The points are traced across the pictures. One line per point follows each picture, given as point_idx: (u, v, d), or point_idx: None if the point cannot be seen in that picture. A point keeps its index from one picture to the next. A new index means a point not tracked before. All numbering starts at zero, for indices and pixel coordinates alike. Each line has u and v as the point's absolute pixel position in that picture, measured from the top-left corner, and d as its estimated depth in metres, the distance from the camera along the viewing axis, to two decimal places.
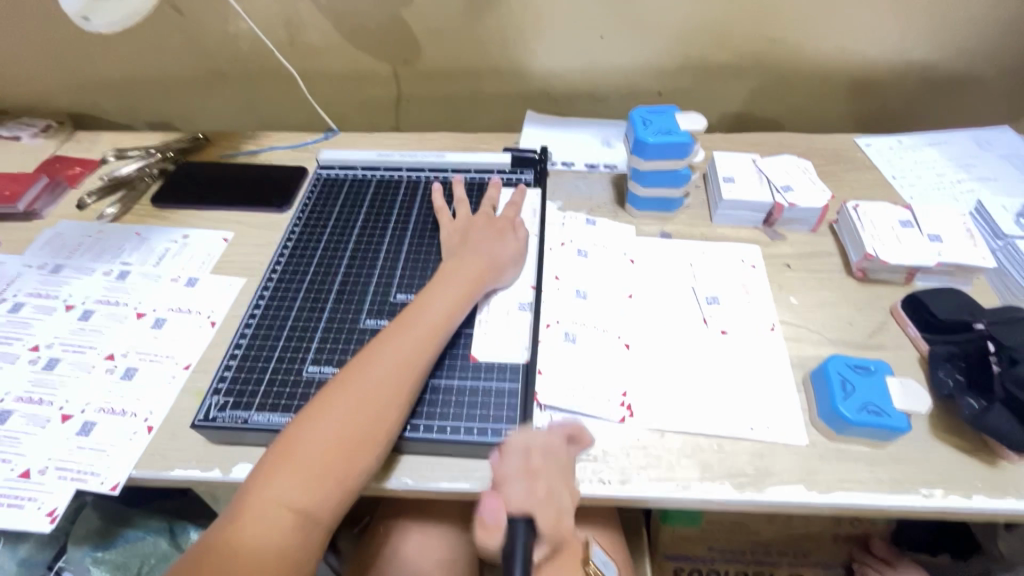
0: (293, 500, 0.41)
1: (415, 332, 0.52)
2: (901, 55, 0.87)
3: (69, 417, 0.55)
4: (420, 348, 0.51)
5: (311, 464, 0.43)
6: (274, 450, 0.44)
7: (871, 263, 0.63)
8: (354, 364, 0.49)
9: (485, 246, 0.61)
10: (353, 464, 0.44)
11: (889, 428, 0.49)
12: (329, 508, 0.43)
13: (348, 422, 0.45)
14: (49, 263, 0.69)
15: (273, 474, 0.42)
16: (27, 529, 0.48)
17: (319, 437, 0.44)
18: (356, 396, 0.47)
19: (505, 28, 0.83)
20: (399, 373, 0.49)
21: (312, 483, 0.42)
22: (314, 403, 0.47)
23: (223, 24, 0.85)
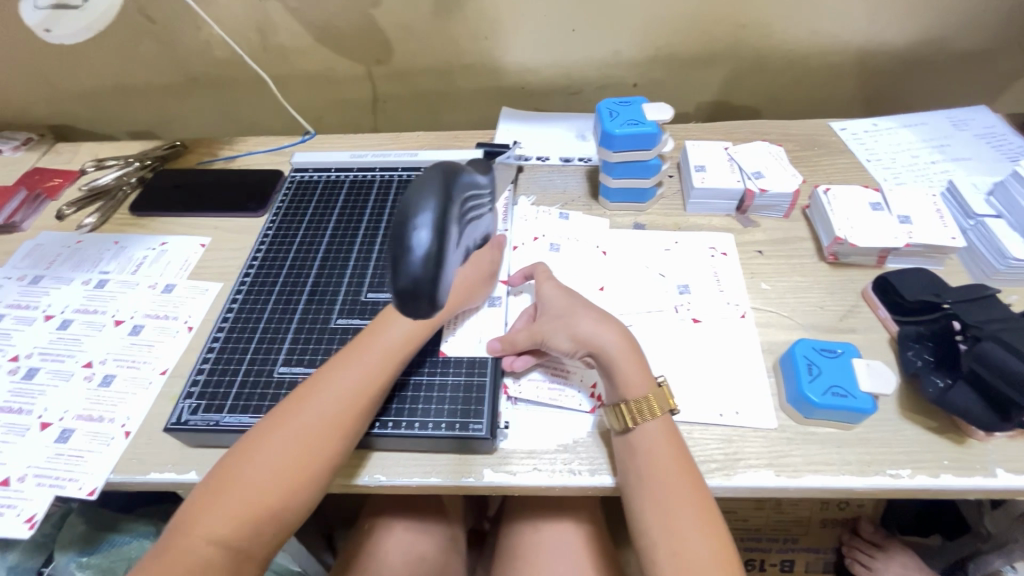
0: (223, 536, 0.42)
1: (367, 361, 0.50)
2: (876, 36, 0.87)
3: (48, 425, 0.55)
4: (371, 380, 0.50)
5: (245, 499, 0.43)
6: (211, 479, 0.44)
7: (841, 246, 0.63)
8: (300, 396, 0.48)
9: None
10: (288, 500, 0.44)
11: (854, 411, 0.49)
12: (261, 542, 0.44)
13: (286, 458, 0.45)
14: (29, 274, 0.70)
15: (207, 506, 0.43)
16: (7, 536, 0.49)
17: (256, 472, 0.44)
18: (298, 433, 0.46)
19: (476, 24, 0.83)
20: (349, 407, 0.48)
21: (244, 519, 0.43)
22: (256, 431, 0.47)
23: (195, 31, 0.85)
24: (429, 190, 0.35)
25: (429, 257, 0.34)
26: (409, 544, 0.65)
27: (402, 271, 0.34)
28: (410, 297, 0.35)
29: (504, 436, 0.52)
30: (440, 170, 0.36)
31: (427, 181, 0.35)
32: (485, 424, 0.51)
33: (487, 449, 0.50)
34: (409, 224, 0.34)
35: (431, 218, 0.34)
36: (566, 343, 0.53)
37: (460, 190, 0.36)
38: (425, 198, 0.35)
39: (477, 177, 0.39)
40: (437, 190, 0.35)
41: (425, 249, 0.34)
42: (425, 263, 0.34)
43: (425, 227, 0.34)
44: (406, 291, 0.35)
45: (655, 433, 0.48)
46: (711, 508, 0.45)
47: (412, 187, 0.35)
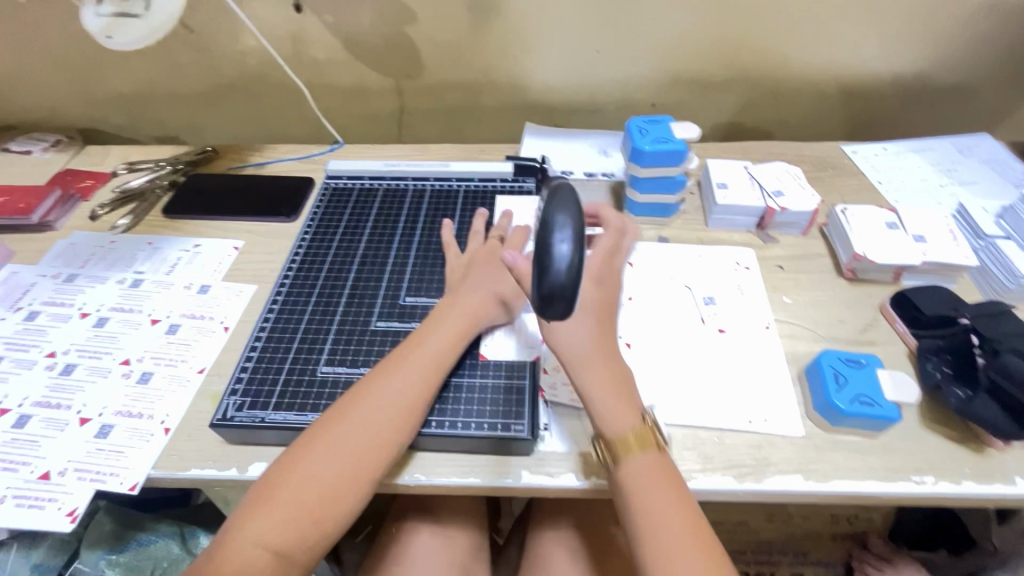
0: (270, 541, 0.42)
1: (410, 371, 0.51)
2: (885, 66, 0.91)
3: (88, 420, 0.56)
4: (415, 390, 0.50)
5: (290, 506, 0.43)
6: (257, 489, 0.45)
7: (860, 262, 0.66)
8: (346, 404, 0.49)
9: (489, 285, 0.59)
10: (332, 508, 0.45)
11: (880, 418, 0.51)
12: (305, 551, 0.43)
13: (336, 464, 0.46)
14: (63, 272, 0.71)
15: (253, 513, 0.43)
16: (47, 529, 0.49)
17: (303, 479, 0.45)
18: (344, 440, 0.47)
19: (505, 42, 0.87)
20: (390, 417, 0.48)
21: (289, 526, 0.43)
22: (302, 440, 0.47)
23: (232, 40, 0.88)
24: (566, 210, 0.42)
25: (572, 267, 0.40)
26: (431, 547, 0.65)
27: (547, 277, 0.40)
28: (550, 301, 0.40)
29: (542, 439, 0.53)
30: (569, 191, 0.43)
31: (564, 201, 0.42)
32: (525, 425, 0.52)
33: (529, 450, 0.52)
34: (553, 238, 0.40)
35: (570, 234, 0.41)
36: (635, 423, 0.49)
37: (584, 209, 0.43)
38: (562, 217, 0.41)
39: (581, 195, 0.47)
40: (573, 210, 0.42)
41: (566, 259, 0.40)
42: (568, 271, 0.40)
43: (566, 241, 0.40)
44: (551, 295, 0.40)
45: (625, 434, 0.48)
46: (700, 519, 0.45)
47: (550, 207, 0.42)
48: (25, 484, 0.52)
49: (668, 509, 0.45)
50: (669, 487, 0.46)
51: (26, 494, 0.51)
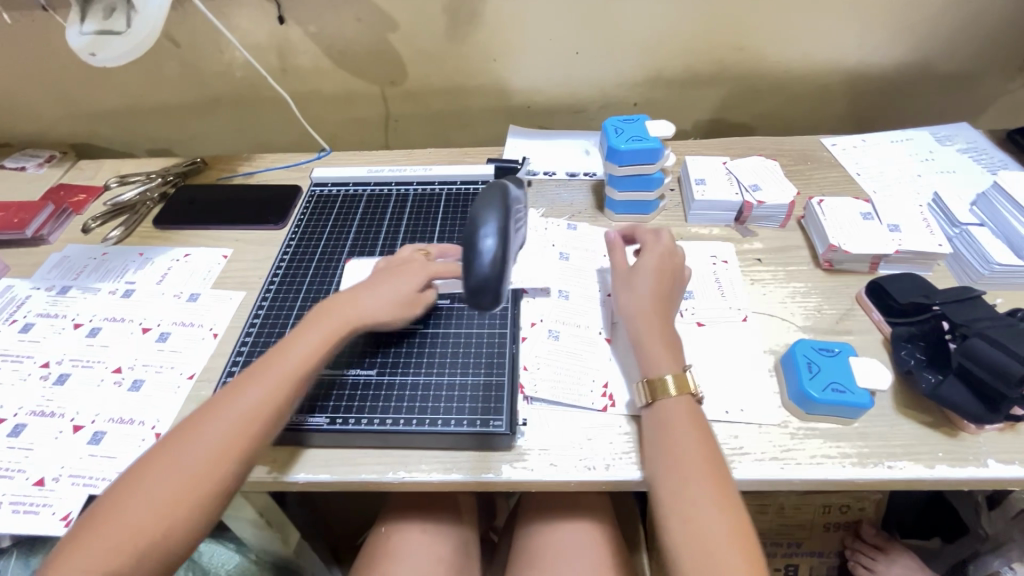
0: (93, 571, 0.40)
1: (254, 388, 0.49)
2: (862, 58, 0.92)
3: (80, 427, 0.57)
4: (256, 408, 0.48)
5: (157, 496, 0.43)
6: (121, 481, 0.44)
7: (836, 253, 0.67)
8: (186, 426, 0.47)
9: (364, 294, 0.56)
10: (163, 535, 0.42)
11: (852, 405, 0.52)
12: (174, 538, 0.43)
13: (200, 453, 0.45)
14: (56, 284, 0.73)
15: (115, 505, 0.43)
16: (43, 533, 0.50)
17: (142, 502, 0.43)
18: (212, 430, 0.46)
19: (486, 47, 0.88)
20: (263, 405, 0.48)
21: (158, 515, 0.42)
22: (172, 434, 0.46)
23: (218, 53, 0.89)
24: (492, 208, 0.48)
25: (495, 258, 0.46)
26: (422, 545, 0.66)
27: (474, 270, 0.46)
28: (479, 293, 0.46)
29: (522, 434, 0.54)
30: (497, 197, 0.50)
31: (490, 203, 0.48)
32: (504, 421, 0.53)
33: (509, 444, 0.53)
34: (479, 235, 0.46)
35: (495, 230, 0.47)
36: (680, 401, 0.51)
37: (511, 207, 0.49)
38: (488, 217, 0.47)
39: (519, 198, 0.52)
40: (498, 209, 0.48)
41: (491, 252, 0.46)
42: (491, 262, 0.46)
43: (490, 237, 0.46)
44: (478, 287, 0.46)
45: (678, 409, 0.51)
46: (735, 504, 0.45)
47: (479, 208, 0.48)
48: (21, 490, 0.53)
49: (705, 485, 0.46)
50: (709, 465, 0.47)
51: (23, 499, 0.52)
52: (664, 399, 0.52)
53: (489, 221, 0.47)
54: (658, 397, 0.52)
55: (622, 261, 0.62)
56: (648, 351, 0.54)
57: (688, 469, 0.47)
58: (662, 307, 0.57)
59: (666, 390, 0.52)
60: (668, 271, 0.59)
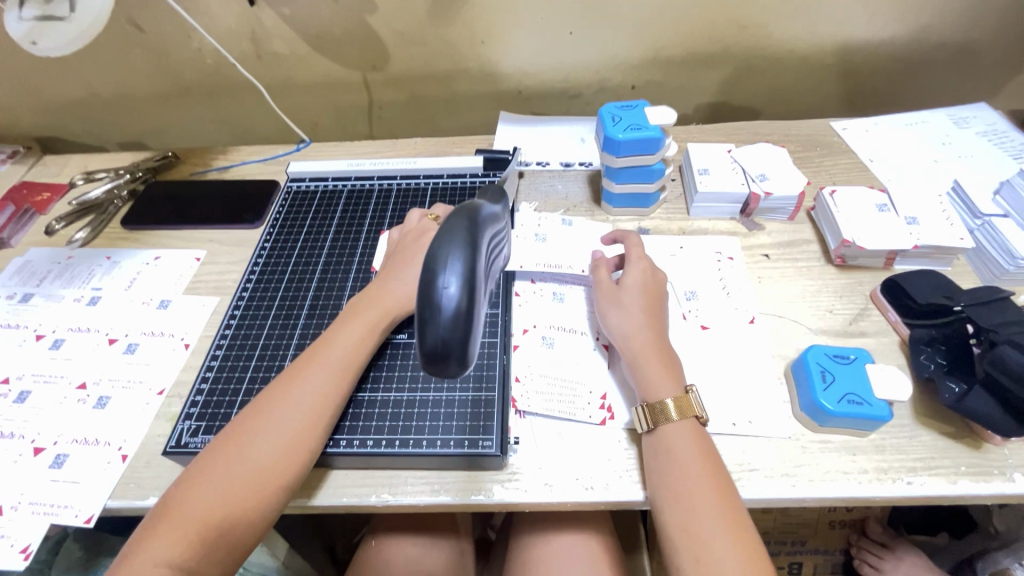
0: (174, 557, 0.40)
1: (318, 371, 0.49)
2: (875, 35, 0.86)
3: (42, 450, 0.54)
4: (328, 390, 0.48)
5: (191, 522, 0.41)
6: (158, 508, 0.42)
7: (849, 249, 0.62)
8: (254, 411, 0.47)
9: (399, 275, 0.56)
10: (243, 520, 0.42)
11: (869, 418, 0.49)
12: (214, 565, 0.41)
13: (237, 475, 0.43)
14: (18, 292, 0.68)
15: (153, 533, 0.41)
16: (1, 568, 0.47)
17: (176, 531, 0.41)
18: (249, 450, 0.44)
19: (472, 28, 0.82)
20: (300, 420, 0.46)
21: (195, 542, 0.40)
22: (204, 456, 0.45)
23: (185, 38, 0.83)
24: (454, 241, 0.33)
25: (460, 314, 0.32)
26: (410, 557, 0.63)
27: (430, 330, 0.32)
28: (440, 359, 0.33)
29: (514, 452, 0.50)
30: (463, 217, 0.34)
31: (452, 231, 0.33)
32: (495, 440, 0.49)
33: (501, 465, 0.49)
34: (436, 281, 0.32)
35: (459, 273, 0.32)
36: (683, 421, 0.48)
37: (482, 234, 0.34)
38: (450, 252, 0.32)
39: (494, 210, 0.37)
40: (463, 241, 0.33)
41: (454, 305, 0.32)
42: (454, 321, 0.32)
43: (454, 282, 0.32)
44: (435, 353, 0.33)
45: (680, 433, 0.47)
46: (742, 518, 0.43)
47: (436, 238, 0.33)
48: None
49: (705, 498, 0.43)
50: (712, 476, 0.44)
51: None
52: (669, 423, 0.48)
53: (451, 262, 0.32)
54: (659, 420, 0.48)
55: (607, 279, 0.58)
56: (643, 370, 0.51)
57: (689, 481, 0.44)
58: (658, 326, 0.54)
59: (668, 415, 0.48)
60: (657, 286, 0.57)
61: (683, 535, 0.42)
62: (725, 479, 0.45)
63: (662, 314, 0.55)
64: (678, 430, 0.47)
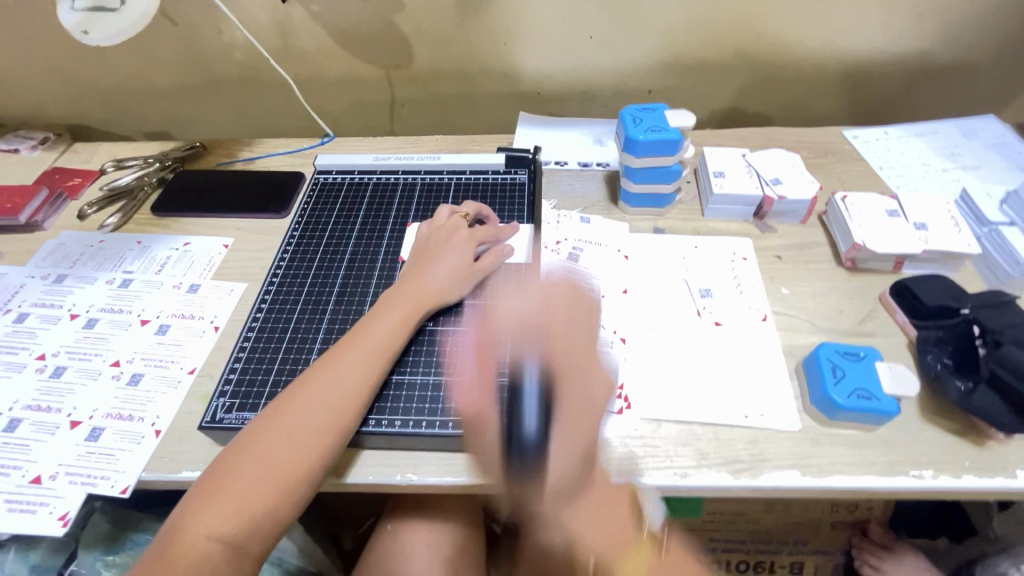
0: (223, 531, 0.42)
1: (356, 358, 0.51)
2: (886, 47, 0.89)
3: (78, 424, 0.56)
4: (362, 375, 0.50)
5: (237, 499, 0.43)
6: (203, 485, 0.44)
7: (860, 252, 0.64)
8: (293, 394, 0.48)
9: (431, 271, 0.59)
10: (285, 499, 0.44)
11: (878, 412, 0.51)
12: (259, 540, 0.43)
13: (280, 455, 0.45)
14: (52, 273, 0.70)
15: (199, 510, 0.43)
16: (40, 534, 0.49)
17: (223, 507, 0.43)
18: (289, 432, 0.46)
19: (496, 29, 0.84)
20: (337, 405, 0.48)
21: (242, 518, 0.43)
22: (244, 437, 0.46)
23: (217, 31, 0.86)
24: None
25: None
26: (425, 543, 0.65)
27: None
28: None
29: None
30: None
31: None
32: None
33: None
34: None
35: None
36: None
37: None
38: None
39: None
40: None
41: None
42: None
43: None
44: None
45: None
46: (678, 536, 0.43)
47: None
48: (17, 488, 0.52)
49: None
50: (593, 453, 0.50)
51: (18, 498, 0.51)
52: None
53: None
54: None
55: None
56: None
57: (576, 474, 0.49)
58: None
59: None
60: None
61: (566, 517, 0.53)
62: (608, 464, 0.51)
63: None
64: None
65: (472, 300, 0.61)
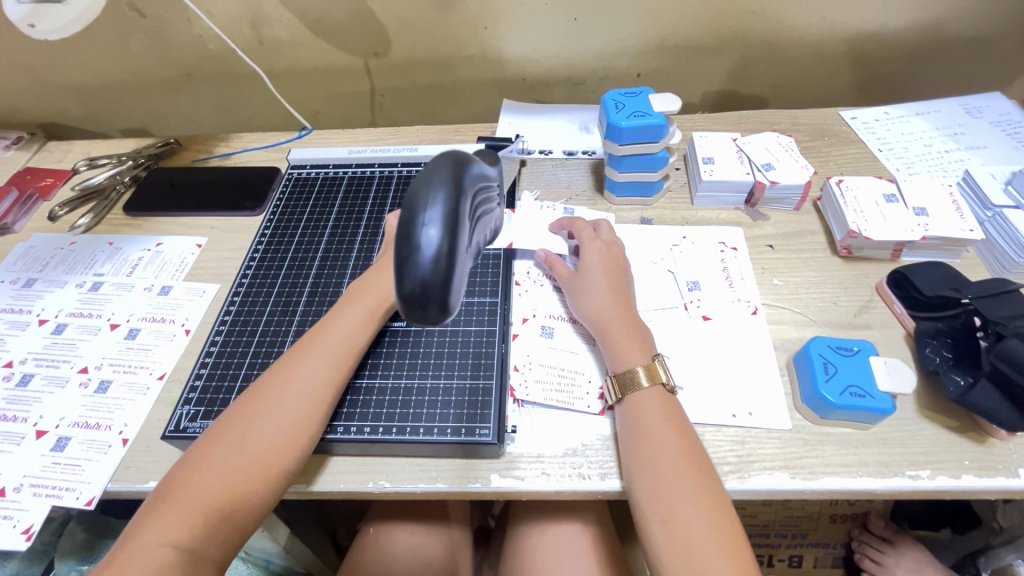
0: (176, 539, 0.40)
1: (320, 356, 0.49)
2: (886, 22, 0.84)
3: (44, 433, 0.54)
4: (328, 374, 0.48)
5: (194, 503, 0.41)
6: (161, 490, 0.42)
7: (856, 240, 0.61)
8: (256, 394, 0.47)
9: None
10: (245, 504, 0.42)
11: (872, 410, 0.48)
12: (217, 545, 0.41)
13: (241, 457, 0.43)
14: (22, 277, 0.68)
15: (154, 516, 0.41)
16: (3, 548, 0.48)
17: (178, 512, 0.41)
18: (252, 433, 0.44)
19: (475, 13, 0.81)
20: (302, 407, 0.46)
21: (198, 523, 0.41)
22: (205, 440, 0.44)
23: (186, 24, 0.83)
24: (438, 181, 0.31)
25: (439, 256, 0.30)
26: (409, 547, 0.64)
27: (408, 274, 0.31)
28: (418, 303, 0.31)
29: (511, 440, 0.50)
30: (448, 161, 0.32)
31: (435, 172, 0.32)
32: (492, 429, 0.49)
33: (497, 453, 0.49)
34: (418, 220, 0.31)
35: (440, 214, 0.31)
36: (643, 380, 0.48)
37: (470, 183, 0.32)
38: (433, 190, 0.31)
39: (486, 169, 0.35)
40: (447, 182, 0.31)
41: (434, 247, 0.30)
42: (435, 263, 0.30)
43: (435, 223, 0.30)
44: (414, 295, 0.31)
45: (652, 402, 0.48)
46: (712, 483, 0.43)
47: (419, 180, 0.32)
48: None
49: (680, 469, 0.44)
50: (684, 445, 0.45)
51: None
52: (637, 391, 0.48)
53: (433, 197, 0.31)
54: (629, 390, 0.49)
55: (565, 268, 0.58)
56: (609, 343, 0.52)
57: (666, 464, 0.44)
58: (623, 301, 0.54)
59: (637, 383, 0.49)
60: (614, 262, 0.57)
61: (672, 555, 0.40)
62: (696, 446, 0.46)
63: (615, 274, 0.56)
64: (648, 400, 0.48)
65: None
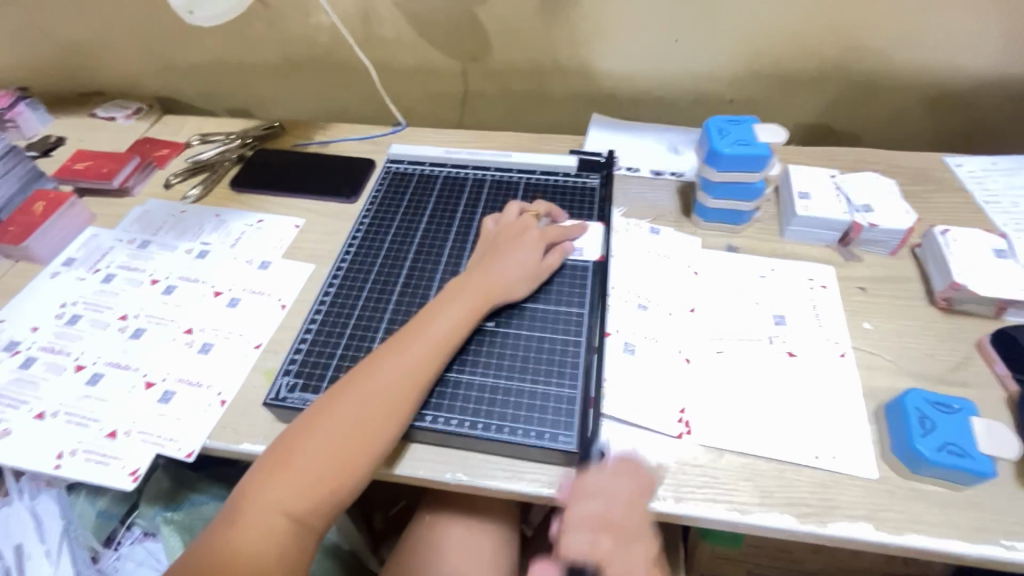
0: (286, 509, 0.44)
1: (417, 349, 0.51)
2: (1002, 70, 0.81)
3: (152, 384, 0.59)
4: (423, 367, 0.51)
5: (302, 477, 0.45)
6: (270, 459, 0.46)
7: (958, 292, 0.59)
8: (358, 377, 0.50)
9: (497, 267, 0.59)
10: (344, 482, 0.46)
11: (972, 472, 0.46)
12: (318, 518, 0.45)
13: (343, 439, 0.46)
14: (138, 238, 0.74)
15: (266, 483, 0.45)
16: (111, 485, 0.52)
17: (287, 484, 0.45)
18: (352, 416, 0.47)
19: (576, 28, 0.83)
20: (398, 395, 0.49)
21: (305, 496, 0.45)
22: (311, 416, 0.48)
23: (304, 16, 0.88)
24: None
25: None
26: (464, 541, 0.65)
27: None
28: None
29: None
30: None
31: None
32: (574, 437, 0.50)
33: (576, 462, 0.50)
34: None
35: None
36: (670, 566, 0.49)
37: None
38: None
39: None
40: None
41: None
42: None
43: None
44: None
45: None
46: None
47: None
48: (95, 439, 0.55)
49: None
50: None
51: (95, 450, 0.54)
52: None
53: None
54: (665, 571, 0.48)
55: None
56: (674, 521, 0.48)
57: None
58: None
59: None
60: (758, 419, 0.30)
61: None
62: None
63: None
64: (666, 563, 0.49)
65: (534, 305, 0.60)
